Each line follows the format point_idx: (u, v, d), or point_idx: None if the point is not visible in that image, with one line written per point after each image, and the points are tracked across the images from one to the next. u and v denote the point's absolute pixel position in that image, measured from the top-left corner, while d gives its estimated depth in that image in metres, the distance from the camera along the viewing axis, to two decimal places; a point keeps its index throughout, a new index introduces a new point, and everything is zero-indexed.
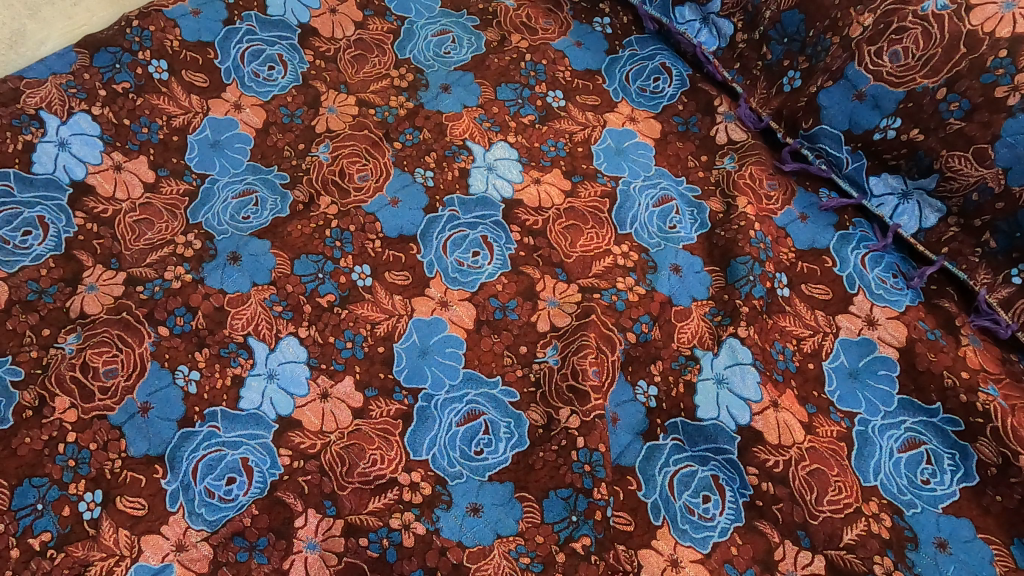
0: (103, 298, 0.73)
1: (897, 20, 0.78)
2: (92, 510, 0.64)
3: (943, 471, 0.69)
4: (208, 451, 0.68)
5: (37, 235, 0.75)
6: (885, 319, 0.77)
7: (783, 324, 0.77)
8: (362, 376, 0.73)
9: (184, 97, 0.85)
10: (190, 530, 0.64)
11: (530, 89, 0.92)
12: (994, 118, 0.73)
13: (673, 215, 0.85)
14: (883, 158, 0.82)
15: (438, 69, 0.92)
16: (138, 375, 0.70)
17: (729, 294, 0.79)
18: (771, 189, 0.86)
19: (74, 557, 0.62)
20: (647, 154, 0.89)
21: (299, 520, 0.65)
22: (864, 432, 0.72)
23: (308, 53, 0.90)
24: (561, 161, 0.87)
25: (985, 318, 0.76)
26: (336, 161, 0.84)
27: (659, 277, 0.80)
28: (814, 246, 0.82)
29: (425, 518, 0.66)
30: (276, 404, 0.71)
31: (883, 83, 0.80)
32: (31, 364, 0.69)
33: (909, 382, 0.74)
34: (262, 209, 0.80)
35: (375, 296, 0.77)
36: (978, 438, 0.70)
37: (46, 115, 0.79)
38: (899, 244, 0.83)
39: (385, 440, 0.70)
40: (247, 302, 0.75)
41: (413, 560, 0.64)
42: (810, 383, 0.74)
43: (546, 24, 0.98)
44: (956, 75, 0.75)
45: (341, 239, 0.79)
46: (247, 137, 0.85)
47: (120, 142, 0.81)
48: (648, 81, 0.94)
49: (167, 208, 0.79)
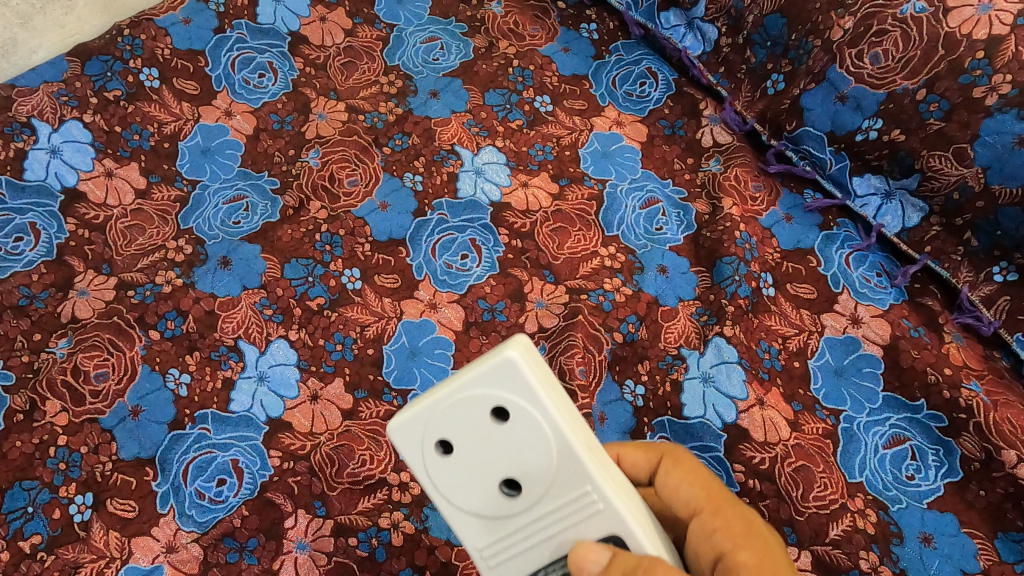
0: (94, 303, 0.74)
1: (876, 23, 0.79)
2: (83, 513, 0.64)
3: (927, 467, 0.71)
4: (198, 453, 0.68)
5: (29, 241, 0.75)
6: (869, 317, 0.78)
7: (769, 323, 0.78)
8: (351, 378, 0.73)
9: (175, 104, 0.86)
10: (180, 531, 0.65)
11: (517, 94, 0.93)
12: (973, 118, 0.74)
13: (659, 217, 0.85)
14: (866, 159, 0.83)
15: (426, 76, 0.93)
16: (129, 379, 0.70)
17: (714, 294, 0.80)
18: (756, 190, 0.87)
19: (64, 559, 0.62)
20: (634, 157, 0.90)
21: (289, 520, 0.66)
22: (849, 429, 0.73)
23: (298, 60, 0.91)
24: (549, 165, 0.88)
25: (967, 315, 0.78)
26: (326, 166, 0.84)
27: (646, 277, 0.81)
28: (799, 246, 0.83)
29: (414, 517, 0.67)
30: (267, 406, 0.71)
31: (864, 85, 0.81)
32: (22, 368, 0.70)
33: (894, 379, 0.75)
34: (253, 214, 0.81)
35: (365, 298, 0.77)
36: (961, 433, 0.71)
37: (37, 122, 0.80)
38: (883, 243, 0.84)
39: (374, 440, 0.70)
40: (238, 306, 0.75)
41: (401, 559, 0.65)
42: (796, 381, 0.75)
43: (534, 30, 0.98)
44: (934, 76, 0.76)
45: (331, 243, 0.80)
46: (237, 143, 0.86)
47: (111, 149, 0.82)
48: (635, 85, 0.95)
49: (159, 214, 0.80)
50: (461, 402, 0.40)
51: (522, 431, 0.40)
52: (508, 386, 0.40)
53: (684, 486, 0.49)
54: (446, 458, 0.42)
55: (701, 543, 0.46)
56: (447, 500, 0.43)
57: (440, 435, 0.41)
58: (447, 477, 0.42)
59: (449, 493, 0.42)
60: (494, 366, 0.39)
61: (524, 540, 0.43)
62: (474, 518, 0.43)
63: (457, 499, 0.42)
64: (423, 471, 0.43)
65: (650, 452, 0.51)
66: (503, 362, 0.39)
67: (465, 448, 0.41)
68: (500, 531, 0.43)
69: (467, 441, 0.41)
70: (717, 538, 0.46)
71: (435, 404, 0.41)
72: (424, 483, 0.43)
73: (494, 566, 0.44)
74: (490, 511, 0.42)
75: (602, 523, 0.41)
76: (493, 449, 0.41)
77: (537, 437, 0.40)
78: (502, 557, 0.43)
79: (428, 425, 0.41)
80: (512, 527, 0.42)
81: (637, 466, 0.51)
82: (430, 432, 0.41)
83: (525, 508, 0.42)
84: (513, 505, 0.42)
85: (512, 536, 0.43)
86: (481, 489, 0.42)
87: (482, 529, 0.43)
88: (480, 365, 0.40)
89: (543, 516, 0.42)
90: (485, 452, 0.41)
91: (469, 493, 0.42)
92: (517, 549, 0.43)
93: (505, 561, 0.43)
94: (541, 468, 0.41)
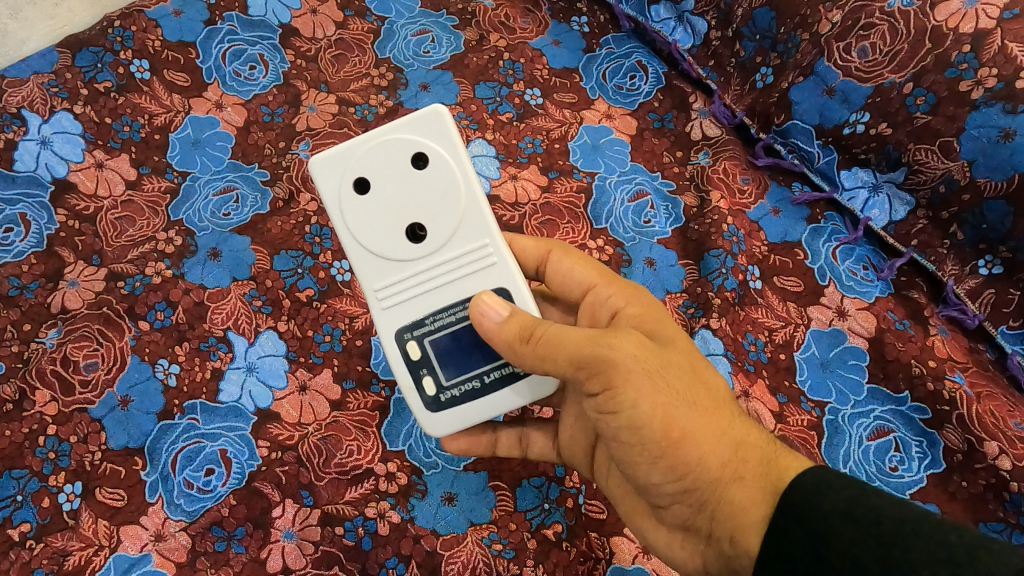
0: (84, 294, 0.74)
1: (864, 17, 0.80)
2: (72, 501, 0.65)
3: (911, 459, 0.72)
4: (187, 443, 0.69)
5: (19, 232, 0.76)
6: (855, 310, 0.79)
7: (755, 316, 0.79)
8: (340, 369, 0.74)
9: (166, 96, 0.85)
10: (169, 520, 0.66)
11: (508, 87, 0.93)
12: (959, 112, 0.75)
13: (648, 210, 0.86)
14: (854, 152, 0.83)
15: (417, 68, 0.93)
16: (118, 369, 0.71)
17: (701, 287, 0.80)
18: (744, 184, 0.87)
19: (54, 547, 0.64)
20: (623, 150, 0.90)
21: (277, 510, 0.67)
22: (834, 420, 0.74)
23: (288, 53, 0.91)
24: (538, 158, 0.88)
25: (953, 308, 0.78)
26: (316, 158, 0.85)
27: (634, 270, 0.82)
28: (786, 239, 0.84)
29: (401, 506, 0.68)
30: (255, 396, 0.72)
31: (852, 78, 0.81)
32: (12, 358, 0.70)
33: (878, 371, 0.76)
34: (243, 206, 0.81)
35: (354, 290, 0.78)
36: (945, 425, 0.72)
37: (28, 114, 0.80)
38: (871, 236, 0.84)
39: (362, 431, 0.71)
40: (227, 297, 0.76)
41: (388, 548, 0.66)
42: (782, 373, 0.76)
43: (525, 23, 0.98)
44: (921, 70, 0.77)
45: (320, 235, 0.80)
46: (228, 135, 0.85)
47: (102, 140, 0.82)
48: (625, 78, 0.95)
49: (149, 205, 0.80)
50: (384, 147, 0.53)
51: (435, 179, 0.54)
52: (431, 137, 0.54)
53: (575, 270, 0.61)
54: (362, 196, 0.54)
55: (596, 308, 0.59)
56: (357, 234, 0.55)
57: (361, 179, 0.54)
58: (360, 218, 0.54)
59: (359, 233, 0.55)
60: (424, 116, 0.54)
61: (418, 281, 0.55)
62: (377, 258, 0.55)
63: (366, 238, 0.55)
64: (339, 209, 0.54)
65: (541, 245, 0.63)
66: (432, 114, 0.54)
67: (381, 189, 0.54)
68: (402, 272, 0.55)
69: (383, 186, 0.54)
70: (612, 300, 0.58)
71: (364, 146, 0.53)
72: (338, 224, 0.55)
73: (388, 304, 0.55)
74: (394, 252, 0.55)
75: (490, 270, 0.55)
76: (407, 193, 0.54)
77: (444, 188, 0.54)
78: (397, 296, 0.56)
79: (354, 164, 0.54)
80: (411, 270, 0.55)
81: (527, 254, 0.63)
82: (352, 172, 0.54)
83: (422, 254, 0.55)
84: (412, 249, 0.55)
85: (409, 277, 0.55)
86: (390, 228, 0.54)
87: (382, 270, 0.55)
88: (410, 116, 0.54)
89: (437, 264, 0.55)
90: (396, 199, 0.54)
91: (377, 230, 0.55)
92: (411, 291, 0.55)
93: (399, 299, 0.55)
94: (447, 216, 0.55)
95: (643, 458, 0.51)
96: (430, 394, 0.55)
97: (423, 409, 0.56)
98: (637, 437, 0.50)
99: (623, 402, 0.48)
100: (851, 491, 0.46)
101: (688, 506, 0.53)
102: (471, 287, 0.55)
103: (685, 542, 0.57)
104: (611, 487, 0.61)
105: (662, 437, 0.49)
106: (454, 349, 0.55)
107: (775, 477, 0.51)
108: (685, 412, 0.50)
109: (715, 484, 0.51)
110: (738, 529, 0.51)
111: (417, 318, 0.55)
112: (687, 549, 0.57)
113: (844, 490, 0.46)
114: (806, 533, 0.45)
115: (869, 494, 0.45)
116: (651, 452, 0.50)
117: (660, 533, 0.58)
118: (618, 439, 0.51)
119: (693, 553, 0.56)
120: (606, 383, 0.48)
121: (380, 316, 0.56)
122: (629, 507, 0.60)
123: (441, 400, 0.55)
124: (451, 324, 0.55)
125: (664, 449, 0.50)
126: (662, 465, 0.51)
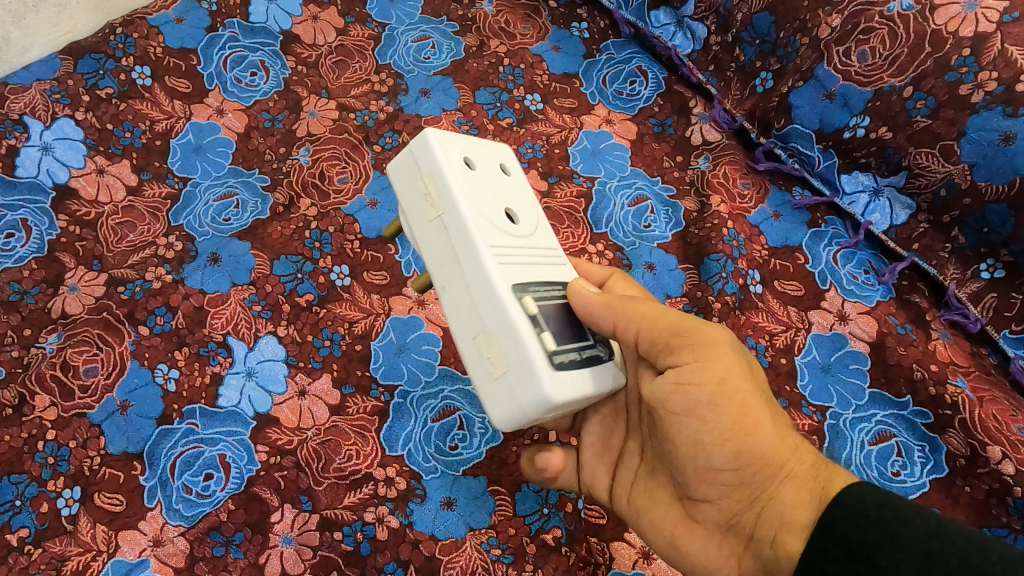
0: (84, 299, 0.74)
1: (864, 21, 0.80)
2: (71, 506, 0.65)
3: (913, 463, 0.71)
4: (185, 448, 0.69)
5: (20, 237, 0.76)
6: (856, 314, 0.79)
7: (756, 320, 0.78)
8: (339, 374, 0.74)
9: (167, 102, 0.86)
10: (167, 525, 0.65)
11: (508, 93, 0.93)
12: (960, 115, 0.75)
13: (648, 215, 0.86)
14: (854, 156, 0.83)
15: (417, 74, 0.93)
16: (118, 374, 0.71)
17: (702, 291, 0.80)
18: (744, 188, 0.87)
19: (52, 553, 0.63)
20: (623, 155, 0.90)
21: (275, 515, 0.66)
22: (835, 425, 0.73)
23: (290, 59, 0.91)
24: (538, 162, 0.88)
25: (955, 312, 0.78)
26: (316, 164, 0.85)
27: (633, 274, 0.81)
28: (787, 243, 0.84)
29: (399, 511, 0.68)
30: (254, 401, 0.72)
31: (852, 82, 0.81)
32: (12, 363, 0.70)
33: (879, 376, 0.76)
34: (243, 211, 0.81)
35: (354, 295, 0.78)
36: (947, 429, 0.72)
37: (30, 120, 0.80)
38: (871, 241, 0.84)
39: (361, 436, 0.71)
40: (227, 302, 0.76)
41: (386, 553, 0.66)
42: (782, 378, 0.75)
43: (525, 29, 0.98)
44: (922, 74, 0.77)
45: (320, 240, 0.80)
46: (229, 141, 0.85)
47: (103, 147, 0.82)
48: (625, 84, 0.95)
49: (150, 211, 0.80)
50: (484, 146, 0.59)
51: (519, 189, 0.60)
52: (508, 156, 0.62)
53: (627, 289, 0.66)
54: (472, 170, 0.56)
55: None
56: (468, 196, 0.53)
57: (469, 159, 0.57)
58: (467, 183, 0.55)
59: (471, 193, 0.54)
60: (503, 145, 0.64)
61: (519, 252, 0.55)
62: (483, 218, 0.54)
63: (476, 200, 0.54)
64: (454, 170, 0.54)
65: (604, 268, 0.68)
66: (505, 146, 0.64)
67: (481, 173, 0.57)
68: (507, 241, 0.54)
69: (486, 172, 0.57)
70: None
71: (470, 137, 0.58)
72: (452, 181, 0.54)
73: (502, 261, 0.52)
74: (500, 221, 0.55)
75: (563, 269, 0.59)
76: (501, 187, 0.58)
77: (528, 195, 0.61)
78: (508, 258, 0.53)
79: (458, 145, 0.56)
80: (515, 243, 0.55)
81: (592, 273, 0.68)
82: (459, 150, 0.56)
83: (521, 232, 0.57)
84: (515, 225, 0.57)
85: (515, 246, 0.55)
86: (493, 203, 0.56)
87: (490, 230, 0.53)
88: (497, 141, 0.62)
89: (530, 244, 0.57)
90: (497, 182, 0.58)
91: (488, 199, 0.55)
92: (515, 257, 0.54)
93: (510, 260, 0.53)
94: (529, 217, 0.59)
95: (712, 439, 0.50)
96: (548, 353, 0.49)
97: (541, 364, 0.48)
98: (715, 416, 0.50)
99: (709, 377, 0.50)
100: (886, 505, 0.45)
101: (736, 501, 0.53)
102: (556, 275, 0.57)
103: (722, 544, 0.55)
104: (634, 497, 0.61)
105: (737, 418, 0.50)
106: (555, 315, 0.53)
107: (824, 480, 0.51)
108: (759, 400, 0.52)
109: (769, 479, 0.51)
110: (784, 526, 0.50)
111: (525, 281, 0.53)
112: (723, 553, 0.55)
113: (885, 509, 0.45)
114: (851, 556, 0.44)
115: (911, 513, 0.44)
116: (722, 432, 0.50)
117: (694, 536, 0.56)
118: (693, 413, 0.51)
119: (728, 558, 0.55)
120: (699, 356, 0.51)
121: (496, 270, 0.51)
122: (657, 512, 0.58)
123: (558, 360, 0.49)
124: (554, 295, 0.54)
125: (734, 431, 0.50)
126: (728, 449, 0.51)
